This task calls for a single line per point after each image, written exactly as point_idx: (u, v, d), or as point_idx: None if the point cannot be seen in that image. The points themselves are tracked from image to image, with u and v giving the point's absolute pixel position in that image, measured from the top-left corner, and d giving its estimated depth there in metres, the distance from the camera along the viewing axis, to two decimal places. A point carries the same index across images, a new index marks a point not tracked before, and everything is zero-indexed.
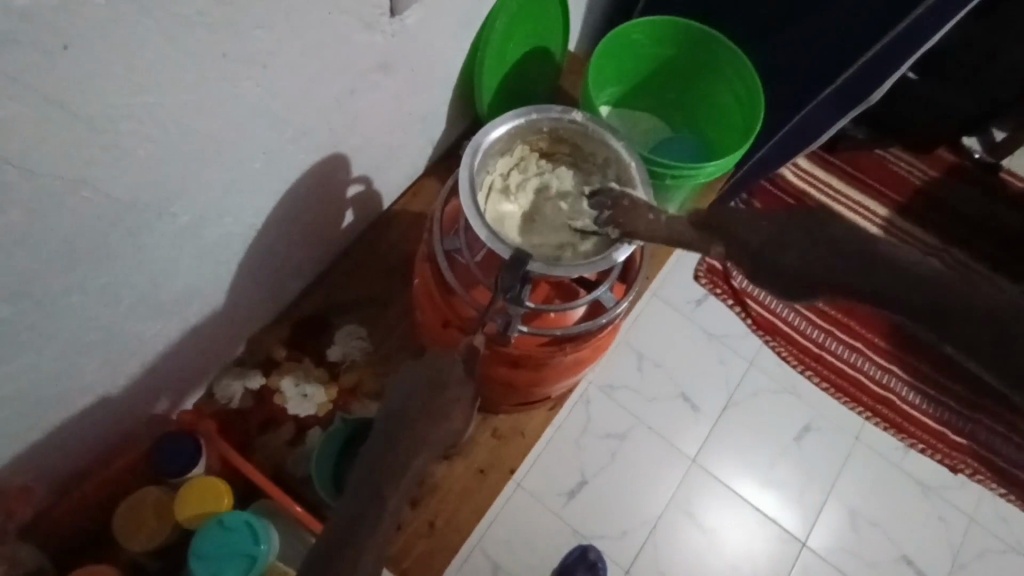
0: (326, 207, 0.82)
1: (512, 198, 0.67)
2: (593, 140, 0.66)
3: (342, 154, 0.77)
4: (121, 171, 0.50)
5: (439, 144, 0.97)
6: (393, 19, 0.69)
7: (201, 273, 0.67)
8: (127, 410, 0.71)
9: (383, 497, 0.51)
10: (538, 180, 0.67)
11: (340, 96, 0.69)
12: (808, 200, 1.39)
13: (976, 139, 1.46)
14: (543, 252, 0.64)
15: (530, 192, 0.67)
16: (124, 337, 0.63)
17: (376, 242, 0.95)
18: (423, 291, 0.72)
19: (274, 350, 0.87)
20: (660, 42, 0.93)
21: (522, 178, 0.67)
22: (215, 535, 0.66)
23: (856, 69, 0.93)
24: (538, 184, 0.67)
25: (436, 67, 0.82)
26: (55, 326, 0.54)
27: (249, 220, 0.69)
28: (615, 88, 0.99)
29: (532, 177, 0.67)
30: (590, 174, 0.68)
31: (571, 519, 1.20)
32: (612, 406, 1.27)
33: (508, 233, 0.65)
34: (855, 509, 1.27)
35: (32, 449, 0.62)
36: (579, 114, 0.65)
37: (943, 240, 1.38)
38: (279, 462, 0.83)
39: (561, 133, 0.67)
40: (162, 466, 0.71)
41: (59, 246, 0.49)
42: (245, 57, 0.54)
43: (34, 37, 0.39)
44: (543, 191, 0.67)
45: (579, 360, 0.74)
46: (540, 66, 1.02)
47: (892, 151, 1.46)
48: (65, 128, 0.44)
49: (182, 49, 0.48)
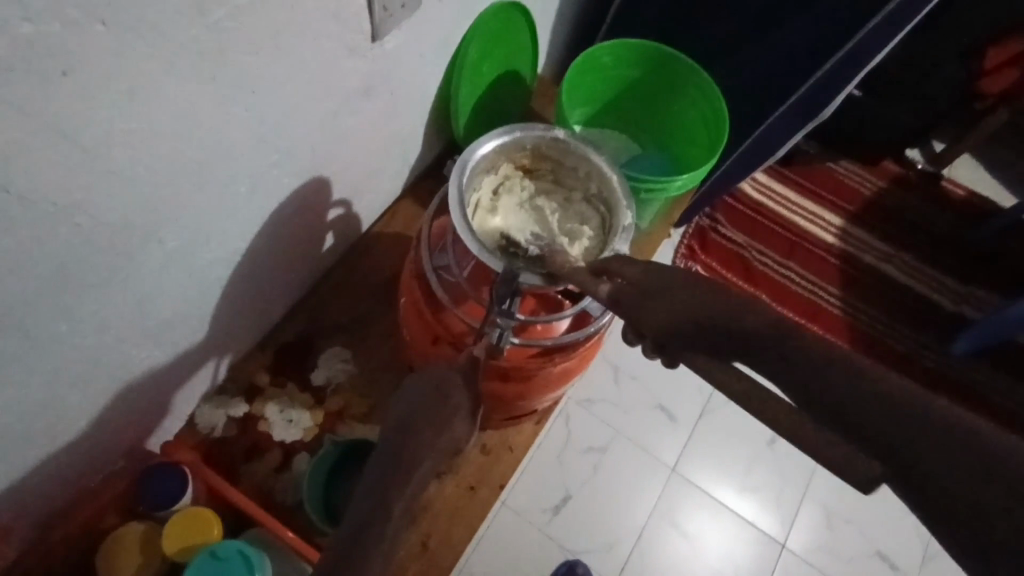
0: (308, 230, 0.82)
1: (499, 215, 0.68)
2: (577, 157, 0.68)
3: (324, 177, 0.78)
4: (112, 196, 0.50)
5: (415, 166, 0.99)
6: (375, 44, 0.70)
7: (186, 299, 0.67)
8: (109, 443, 0.69)
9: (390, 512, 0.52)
10: (523, 197, 0.69)
11: (323, 120, 0.70)
12: (764, 213, 1.46)
13: (917, 152, 1.55)
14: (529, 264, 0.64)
15: (516, 208, 0.69)
16: (109, 366, 0.62)
17: (357, 264, 0.95)
18: (412, 310, 0.74)
19: (257, 376, 0.86)
20: (627, 62, 0.98)
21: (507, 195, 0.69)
22: (207, 566, 0.65)
23: (806, 88, 0.99)
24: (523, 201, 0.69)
25: (413, 91, 0.84)
26: (40, 356, 0.53)
27: (234, 244, 0.69)
28: (585, 109, 1.02)
29: (517, 195, 0.69)
30: (573, 190, 0.70)
31: (558, 535, 1.20)
32: (593, 420, 1.29)
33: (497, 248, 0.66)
34: (829, 508, 1.31)
35: (12, 487, 0.60)
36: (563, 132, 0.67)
37: (894, 246, 1.46)
38: (267, 490, 0.82)
39: (545, 153, 0.69)
40: (149, 500, 0.70)
41: (51, 273, 0.49)
42: (234, 81, 0.55)
43: (34, 64, 0.39)
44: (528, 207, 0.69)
45: (567, 371, 0.75)
46: (511, 89, 1.05)
47: (843, 163, 1.53)
48: (61, 153, 0.44)
49: (175, 75, 0.48)
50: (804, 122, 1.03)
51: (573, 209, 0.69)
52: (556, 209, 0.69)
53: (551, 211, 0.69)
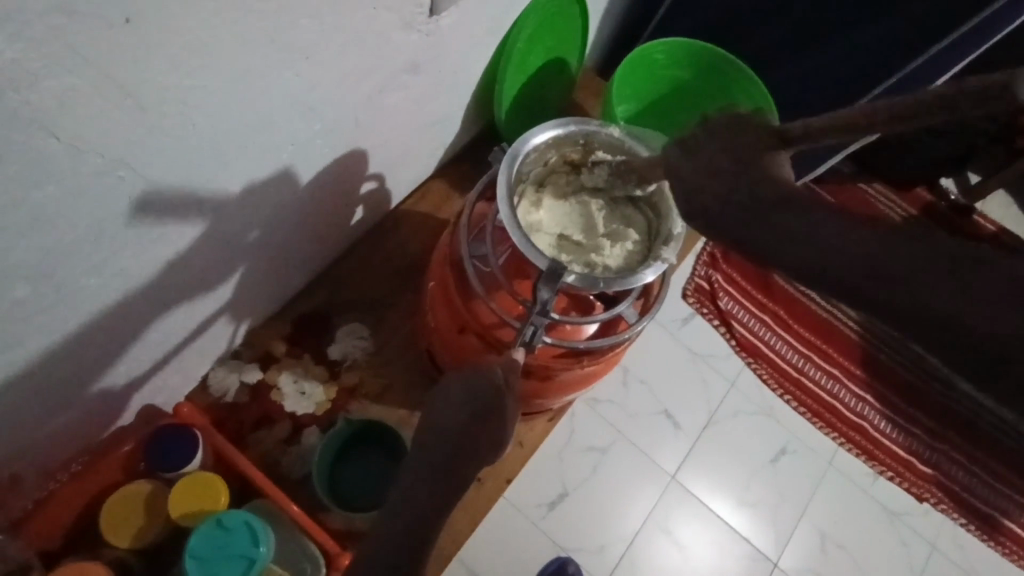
0: (339, 201, 0.80)
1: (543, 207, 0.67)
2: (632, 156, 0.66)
3: (361, 150, 0.75)
4: (158, 153, 0.49)
5: (450, 147, 0.96)
6: (430, 19, 0.68)
7: (214, 261, 0.65)
8: (121, 397, 0.68)
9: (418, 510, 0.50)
10: (568, 192, 0.68)
11: (370, 92, 0.68)
12: None
13: (952, 182, 1.51)
14: (573, 265, 0.64)
15: (561, 201, 0.67)
16: (131, 323, 0.61)
17: (381, 241, 0.93)
18: (440, 295, 0.72)
19: (273, 345, 0.84)
20: (678, 62, 0.96)
21: (553, 188, 0.67)
22: (212, 535, 0.64)
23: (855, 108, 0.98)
24: (569, 195, 0.67)
25: (460, 71, 0.82)
26: (66, 308, 0.52)
27: (267, 210, 0.67)
28: (629, 105, 0.97)
29: (564, 188, 0.68)
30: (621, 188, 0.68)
31: (551, 531, 1.20)
32: (597, 420, 1.28)
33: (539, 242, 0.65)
34: (825, 532, 1.30)
35: (24, 435, 0.59)
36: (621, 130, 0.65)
37: None
38: (274, 461, 0.81)
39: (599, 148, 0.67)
40: (159, 460, 0.69)
41: (91, 225, 0.48)
42: (291, 46, 0.53)
43: (98, 11, 0.37)
44: (575, 202, 0.67)
45: (591, 373, 0.73)
46: (556, 77, 1.02)
47: (875, 185, 1.50)
48: (114, 105, 0.42)
49: (234, 34, 0.47)
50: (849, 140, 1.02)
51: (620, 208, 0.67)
52: (604, 208, 0.67)
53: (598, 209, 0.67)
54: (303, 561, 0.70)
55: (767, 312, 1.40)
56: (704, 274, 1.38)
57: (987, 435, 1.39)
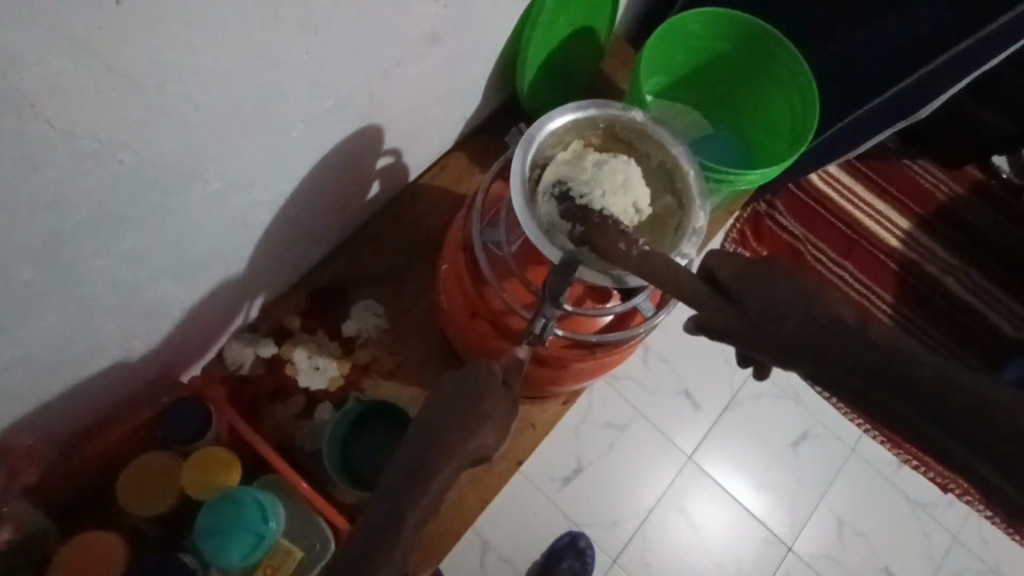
0: (355, 177, 0.79)
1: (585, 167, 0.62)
2: (682, 194, 0.64)
3: (377, 125, 0.73)
4: (159, 134, 0.48)
5: (471, 119, 0.93)
6: None
7: (224, 240, 0.65)
8: (135, 371, 0.69)
9: (408, 506, 0.51)
10: (620, 169, 0.63)
11: (386, 67, 0.65)
12: (828, 206, 1.39)
13: (1005, 159, 1.43)
14: (571, 198, 0.60)
15: (607, 170, 0.62)
16: (142, 299, 0.61)
17: (400, 215, 0.91)
18: (451, 278, 0.71)
19: (288, 319, 0.84)
20: (716, 35, 0.89)
21: (606, 160, 0.63)
22: (224, 511, 0.66)
23: (902, 87, 0.89)
24: (620, 172, 0.62)
25: (481, 40, 0.78)
26: (72, 290, 0.52)
27: (279, 188, 0.66)
28: (660, 79, 0.94)
29: (619, 163, 0.63)
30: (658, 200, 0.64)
31: (564, 505, 1.20)
32: (616, 398, 1.26)
33: (560, 186, 0.61)
34: (844, 519, 1.28)
35: (41, 407, 0.61)
36: (679, 143, 0.64)
37: (961, 259, 1.39)
38: (287, 434, 0.82)
39: (650, 158, 0.66)
40: (172, 433, 0.70)
41: (94, 207, 0.48)
42: (299, 20, 0.50)
43: None
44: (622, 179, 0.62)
45: (604, 364, 0.72)
46: (584, 47, 0.97)
47: (920, 162, 1.44)
48: (110, 88, 0.41)
49: (234, 9, 0.44)
50: (893, 121, 0.94)
51: (647, 232, 0.63)
52: (643, 215, 0.62)
53: (639, 214, 0.63)
54: (313, 538, 0.71)
55: None
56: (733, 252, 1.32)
57: None
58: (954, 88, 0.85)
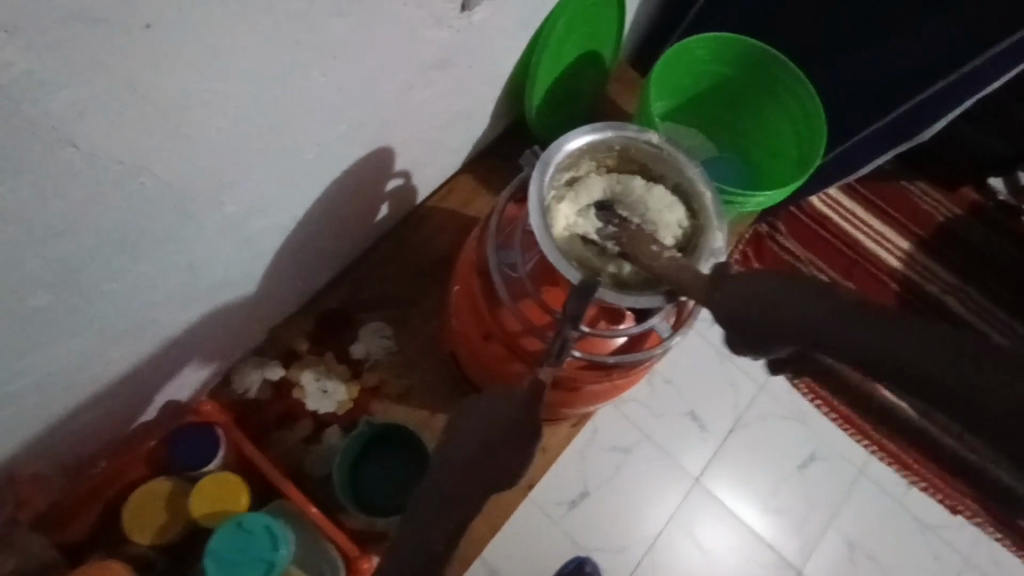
0: (364, 200, 0.79)
1: (629, 184, 0.65)
2: (704, 233, 0.62)
3: (388, 148, 0.73)
4: (177, 159, 0.48)
5: (478, 142, 0.94)
6: (461, 15, 0.65)
7: (237, 263, 0.65)
8: (142, 396, 0.68)
9: None
10: (660, 189, 0.65)
11: (399, 90, 0.66)
12: (830, 228, 1.40)
13: (1000, 181, 1.44)
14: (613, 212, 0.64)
15: (647, 189, 0.64)
16: (154, 323, 0.60)
17: (409, 237, 0.91)
18: (464, 299, 0.71)
19: (296, 342, 0.84)
20: (720, 58, 0.90)
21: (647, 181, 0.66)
22: (233, 537, 0.65)
23: (906, 109, 0.91)
24: (658, 192, 0.64)
25: (491, 64, 0.79)
26: (85, 314, 0.52)
27: (292, 211, 0.66)
28: (666, 102, 0.95)
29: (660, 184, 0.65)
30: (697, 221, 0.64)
31: (572, 530, 1.19)
32: (622, 420, 1.26)
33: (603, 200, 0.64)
34: (854, 541, 1.26)
35: (50, 433, 0.60)
36: (696, 166, 0.65)
37: (963, 279, 1.40)
38: (295, 459, 0.81)
39: (673, 182, 0.66)
40: (179, 459, 0.70)
41: (112, 229, 0.47)
42: (318, 46, 0.51)
43: (117, 18, 0.36)
44: (662, 198, 0.64)
45: (619, 385, 0.71)
46: (590, 71, 0.98)
47: (919, 183, 1.45)
48: (134, 112, 0.42)
49: (257, 34, 0.45)
50: (898, 140, 0.95)
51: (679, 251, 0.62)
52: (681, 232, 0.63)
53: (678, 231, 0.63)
54: (322, 564, 0.70)
55: None
56: None
57: None
58: (958, 109, 0.87)
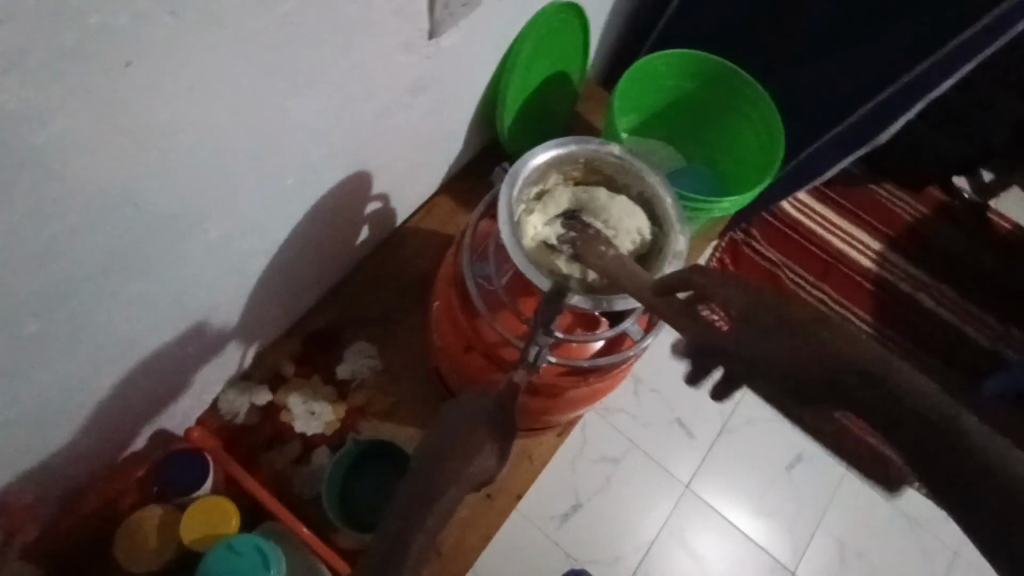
0: (345, 223, 0.81)
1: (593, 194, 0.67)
2: (666, 237, 0.66)
3: (366, 171, 0.76)
4: (160, 188, 0.49)
5: (455, 163, 0.96)
6: (431, 42, 0.68)
7: (221, 288, 0.66)
8: (132, 424, 0.69)
9: None
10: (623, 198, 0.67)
11: (374, 115, 0.68)
12: (802, 232, 1.44)
13: (965, 180, 1.52)
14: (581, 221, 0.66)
15: (611, 199, 0.67)
16: (141, 351, 0.62)
17: (391, 257, 0.93)
18: (444, 313, 0.73)
19: (282, 366, 0.85)
20: (682, 74, 0.94)
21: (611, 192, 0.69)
22: (225, 560, 0.65)
23: (863, 113, 0.95)
24: (622, 201, 0.67)
25: (463, 87, 0.82)
26: (73, 343, 0.53)
27: (274, 235, 0.68)
28: (633, 116, 0.99)
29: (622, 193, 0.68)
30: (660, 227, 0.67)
31: (566, 542, 1.19)
32: (609, 430, 1.27)
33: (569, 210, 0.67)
34: (844, 539, 1.28)
35: (40, 463, 0.61)
36: (657, 174, 0.68)
37: (934, 277, 1.44)
38: (285, 481, 0.82)
39: (635, 191, 0.69)
40: (169, 484, 0.70)
41: (98, 258, 0.49)
42: (293, 76, 0.54)
43: (101, 55, 0.38)
44: (625, 206, 0.67)
45: (598, 390, 0.73)
46: (559, 90, 1.01)
47: (886, 186, 1.50)
48: (117, 143, 0.44)
49: (234, 67, 0.47)
50: (858, 145, 0.99)
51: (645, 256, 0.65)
52: (645, 238, 0.65)
53: (642, 238, 0.65)
54: None
55: None
56: None
57: None
58: (911, 110, 0.91)
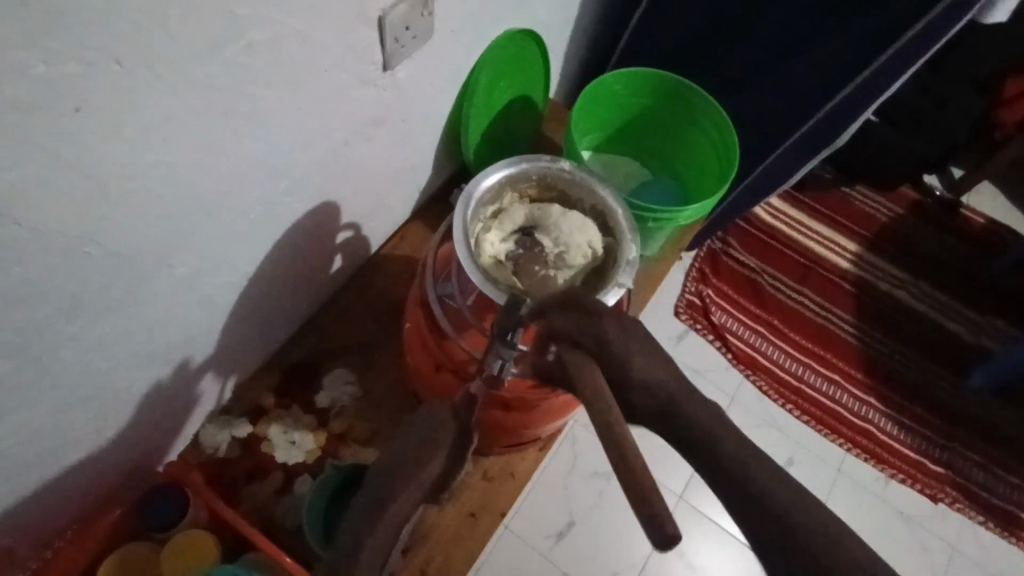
0: (316, 254, 0.83)
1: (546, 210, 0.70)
2: (618, 248, 0.68)
3: (333, 203, 0.78)
4: (120, 228, 0.51)
5: (425, 189, 0.99)
6: (385, 74, 0.71)
7: (192, 323, 0.68)
8: (111, 462, 0.70)
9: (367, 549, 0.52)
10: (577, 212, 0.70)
11: (336, 147, 0.71)
12: (778, 237, 1.46)
13: (936, 178, 1.55)
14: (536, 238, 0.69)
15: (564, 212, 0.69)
16: (114, 389, 0.63)
17: (367, 285, 0.95)
18: (414, 334, 0.75)
19: (262, 399, 0.86)
20: (639, 90, 0.97)
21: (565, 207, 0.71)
22: None
23: (819, 119, 0.98)
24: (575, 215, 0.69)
25: (424, 116, 0.85)
26: (44, 384, 0.54)
27: (243, 269, 0.70)
28: (595, 134, 1.03)
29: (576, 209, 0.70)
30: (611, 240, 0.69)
31: (561, 560, 1.19)
32: (599, 445, 1.28)
33: (524, 227, 0.69)
34: None
35: (18, 506, 0.62)
36: (607, 186, 0.70)
37: (911, 274, 1.46)
38: (268, 513, 0.82)
39: (588, 205, 0.71)
40: (149, 521, 0.72)
41: (62, 299, 0.50)
42: (248, 114, 0.56)
43: (49, 103, 0.40)
44: (578, 219, 0.69)
45: (571, 401, 0.74)
46: (523, 114, 1.04)
47: (858, 188, 1.53)
48: (73, 187, 0.46)
49: (187, 108, 0.50)
50: (817, 150, 1.03)
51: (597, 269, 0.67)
52: (597, 250, 0.68)
53: (594, 252, 0.68)
54: None
55: (761, 321, 1.37)
56: (694, 290, 1.37)
57: (1012, 441, 1.33)
58: (863, 114, 0.94)
